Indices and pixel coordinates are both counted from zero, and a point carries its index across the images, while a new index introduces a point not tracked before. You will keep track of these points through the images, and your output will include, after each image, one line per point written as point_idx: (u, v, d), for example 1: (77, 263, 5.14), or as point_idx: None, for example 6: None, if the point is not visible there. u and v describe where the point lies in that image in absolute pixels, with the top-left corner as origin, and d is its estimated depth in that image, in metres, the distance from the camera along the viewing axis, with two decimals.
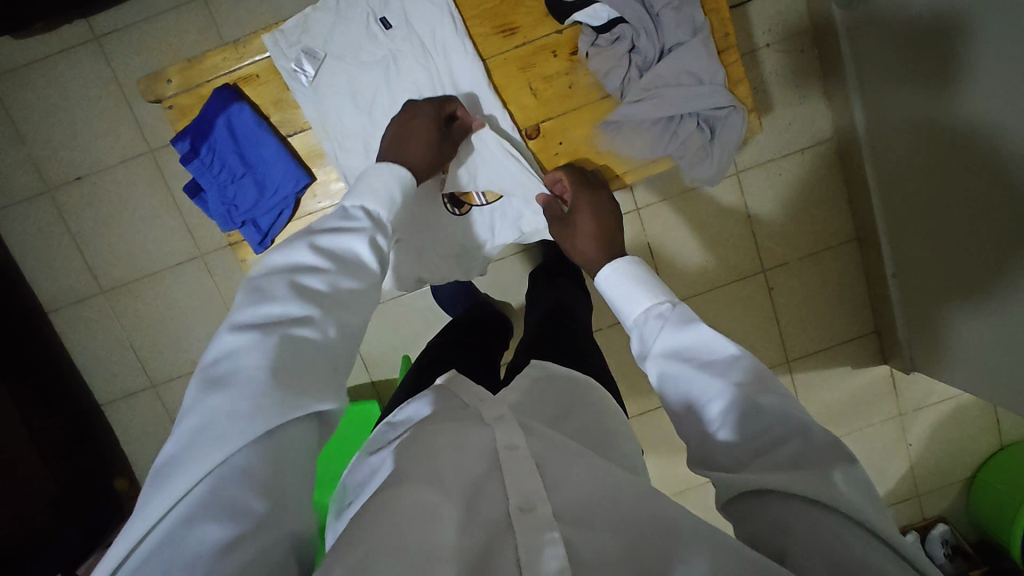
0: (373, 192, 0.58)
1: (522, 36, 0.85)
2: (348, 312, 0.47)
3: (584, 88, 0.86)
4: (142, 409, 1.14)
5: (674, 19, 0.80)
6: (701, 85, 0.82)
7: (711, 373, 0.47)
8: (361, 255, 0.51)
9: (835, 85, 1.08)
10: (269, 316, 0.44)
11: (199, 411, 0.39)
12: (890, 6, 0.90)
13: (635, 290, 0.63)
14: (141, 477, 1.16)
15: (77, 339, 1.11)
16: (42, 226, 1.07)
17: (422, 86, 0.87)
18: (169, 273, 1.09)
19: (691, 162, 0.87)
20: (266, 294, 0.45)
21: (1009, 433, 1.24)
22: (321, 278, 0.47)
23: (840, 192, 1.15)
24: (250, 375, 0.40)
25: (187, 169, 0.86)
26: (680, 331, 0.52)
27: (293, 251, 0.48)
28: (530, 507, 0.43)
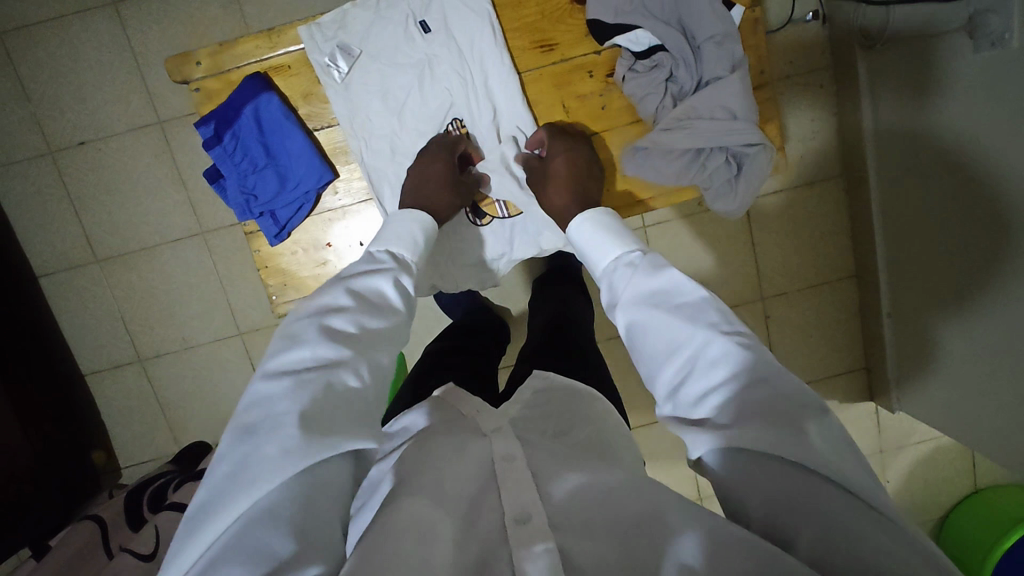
0: (398, 237, 0.63)
1: (560, 53, 0.86)
2: (378, 349, 0.50)
3: (616, 111, 0.87)
4: (127, 382, 1.12)
5: (715, 52, 0.79)
6: (735, 120, 0.80)
7: (683, 319, 0.47)
8: (387, 294, 0.54)
9: (851, 124, 1.08)
10: (302, 360, 0.46)
11: (232, 459, 0.41)
12: (915, 51, 0.91)
13: (604, 242, 0.62)
14: (120, 451, 1.14)
15: (66, 305, 1.09)
16: (41, 188, 1.05)
17: (455, 93, 0.86)
18: (167, 247, 1.07)
19: (715, 197, 0.86)
20: (297, 340, 0.47)
21: (983, 478, 1.26)
22: (348, 319, 0.50)
23: (843, 228, 1.16)
24: (283, 418, 0.42)
25: (209, 155, 0.83)
26: (653, 276, 0.52)
27: (326, 295, 0.52)
28: (526, 519, 0.42)
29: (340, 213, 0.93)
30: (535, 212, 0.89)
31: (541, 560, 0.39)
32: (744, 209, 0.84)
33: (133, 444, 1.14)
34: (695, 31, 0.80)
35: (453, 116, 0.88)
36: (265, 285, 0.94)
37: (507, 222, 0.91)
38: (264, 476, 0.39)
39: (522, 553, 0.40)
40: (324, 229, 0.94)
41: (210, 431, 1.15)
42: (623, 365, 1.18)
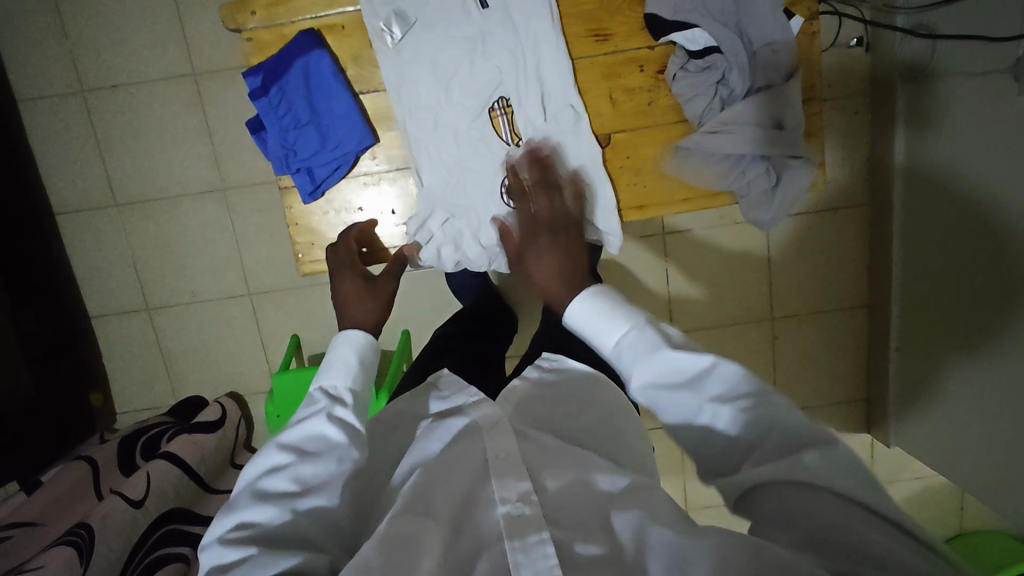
0: (334, 369, 0.61)
1: (613, 44, 0.87)
2: (316, 495, 0.49)
3: (663, 107, 0.88)
4: (133, 329, 1.12)
5: (770, 59, 0.84)
6: (781, 129, 0.85)
7: (689, 393, 0.50)
8: (325, 434, 0.52)
9: (881, 154, 1.08)
10: (240, 526, 0.46)
11: None
12: (957, 87, 0.90)
13: (598, 321, 0.59)
14: (118, 396, 1.15)
15: (79, 245, 1.09)
16: (68, 126, 1.05)
17: (505, 72, 0.87)
18: (187, 199, 1.07)
19: (751, 205, 0.90)
20: (233, 508, 0.48)
21: (968, 520, 1.27)
22: (283, 476, 0.49)
23: (860, 258, 1.16)
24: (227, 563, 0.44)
25: (254, 105, 0.85)
26: (650, 361, 0.52)
27: (263, 454, 0.51)
28: (519, 513, 0.47)
29: (375, 178, 0.94)
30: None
31: (536, 550, 0.44)
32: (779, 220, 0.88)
33: (132, 390, 1.15)
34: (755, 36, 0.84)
35: (500, 94, 0.88)
36: (292, 243, 0.94)
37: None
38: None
39: (515, 543, 0.45)
40: (357, 193, 0.95)
41: (208, 387, 1.15)
42: None
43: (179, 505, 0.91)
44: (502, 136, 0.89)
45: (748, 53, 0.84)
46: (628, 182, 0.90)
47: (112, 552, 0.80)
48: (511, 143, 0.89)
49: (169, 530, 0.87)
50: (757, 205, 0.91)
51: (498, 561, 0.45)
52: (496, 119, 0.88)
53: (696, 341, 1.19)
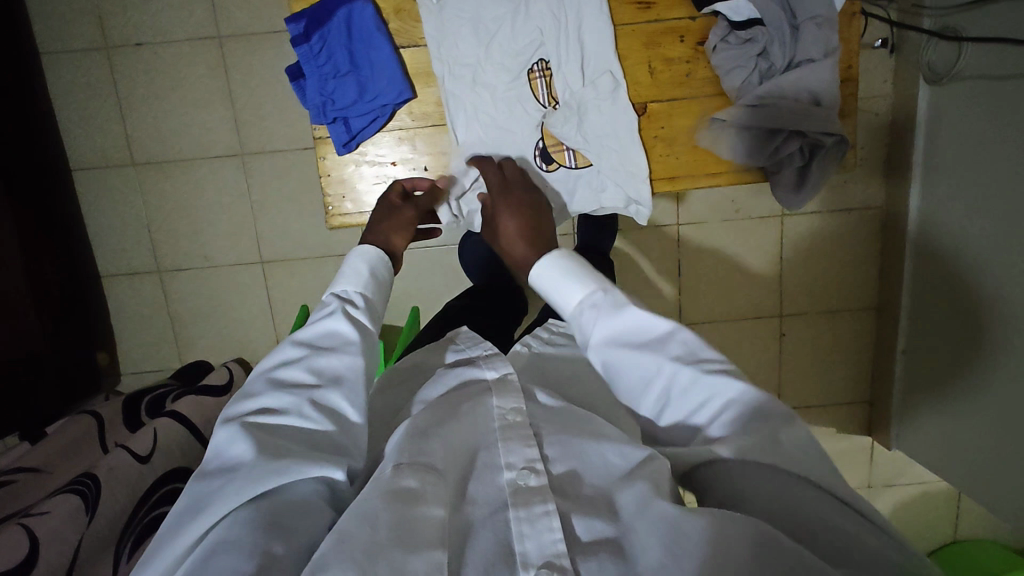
0: (347, 276, 0.62)
1: (655, 13, 0.89)
2: (330, 390, 0.49)
3: (701, 78, 0.91)
4: (144, 290, 1.12)
5: (814, 34, 0.85)
6: (816, 106, 0.87)
7: (651, 352, 0.49)
8: (339, 332, 0.54)
9: (899, 156, 1.08)
10: (257, 411, 0.48)
11: (187, 496, 0.44)
12: (980, 92, 0.90)
13: (563, 281, 0.58)
14: (125, 356, 1.15)
15: (94, 203, 1.09)
16: (90, 82, 1.04)
17: (547, 33, 0.89)
18: (205, 162, 1.07)
19: (781, 183, 0.93)
20: (251, 395, 0.49)
21: (963, 527, 1.28)
22: (300, 368, 0.51)
23: (872, 261, 1.16)
24: (241, 445, 0.45)
25: (296, 51, 0.87)
26: (616, 317, 0.52)
27: (279, 347, 0.53)
28: (527, 483, 0.46)
29: (410, 134, 0.95)
30: (604, 168, 0.93)
31: (541, 522, 0.43)
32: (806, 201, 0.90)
33: (139, 351, 1.15)
34: (799, 10, 0.85)
35: (541, 56, 0.90)
36: (323, 195, 0.95)
37: (573, 172, 0.94)
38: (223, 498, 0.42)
39: (521, 512, 0.44)
40: (393, 149, 0.95)
41: (214, 353, 1.15)
42: None
43: (182, 464, 0.89)
44: (539, 98, 0.92)
45: (790, 28, 0.86)
46: (661, 152, 0.92)
47: (116, 503, 0.79)
48: (548, 105, 0.92)
49: (169, 491, 0.85)
50: (786, 182, 0.93)
51: (500, 532, 0.43)
52: (535, 81, 0.91)
53: (704, 334, 1.20)
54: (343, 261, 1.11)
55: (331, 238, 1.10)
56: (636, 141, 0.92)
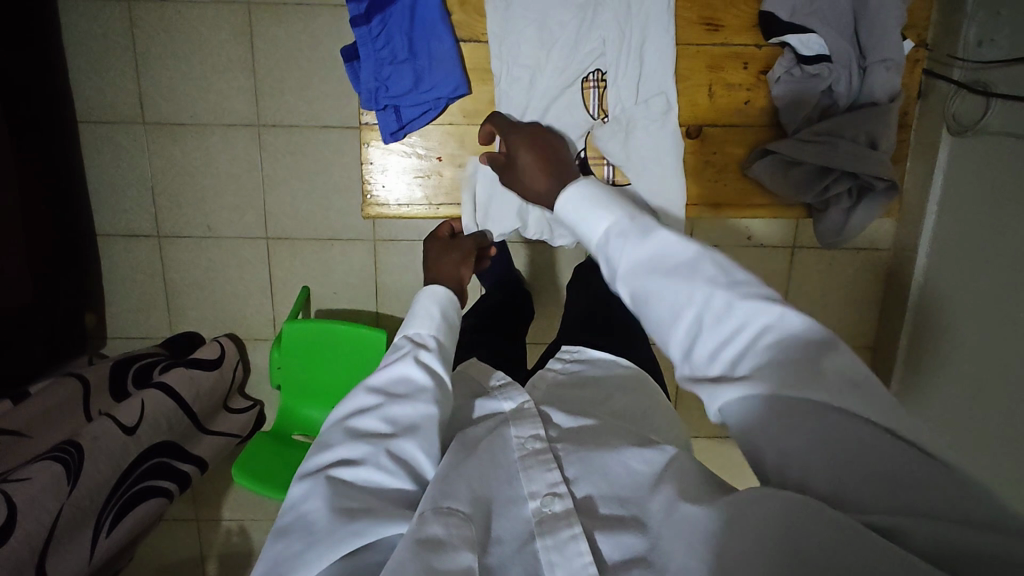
0: (417, 319, 0.60)
1: (722, 37, 0.91)
2: (405, 439, 0.49)
3: (757, 107, 0.93)
4: (141, 255, 1.08)
5: (882, 77, 0.85)
6: (872, 149, 0.87)
7: (684, 281, 0.44)
8: (411, 378, 0.53)
9: (914, 201, 1.09)
10: (332, 466, 0.48)
11: (265, 558, 0.44)
12: (1003, 149, 0.92)
13: (585, 211, 0.53)
14: (113, 320, 1.11)
15: (99, 160, 1.05)
16: (108, 34, 1.00)
17: (609, 45, 0.89)
18: (218, 130, 1.04)
19: (826, 220, 0.93)
20: (327, 446, 0.50)
21: None
22: (374, 418, 0.50)
23: (874, 302, 1.17)
24: (322, 506, 0.45)
25: (354, 31, 0.85)
26: (644, 243, 0.47)
27: (352, 393, 0.53)
28: (552, 510, 0.46)
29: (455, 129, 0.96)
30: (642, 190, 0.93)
31: (569, 547, 0.43)
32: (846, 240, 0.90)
33: (128, 317, 1.11)
34: (869, 52, 0.85)
35: (598, 66, 0.90)
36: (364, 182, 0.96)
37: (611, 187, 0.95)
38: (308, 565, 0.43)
39: (549, 540, 0.44)
40: (440, 143, 0.95)
41: (206, 325, 1.12)
42: None
43: (169, 438, 0.94)
44: (590, 108, 0.91)
45: (857, 68, 0.86)
46: (708, 177, 0.96)
47: (100, 474, 0.84)
48: (597, 117, 0.92)
49: (156, 462, 0.93)
50: (832, 219, 0.93)
51: (530, 565, 0.44)
52: (588, 90, 0.91)
53: None
54: (351, 246, 1.09)
55: (341, 221, 1.08)
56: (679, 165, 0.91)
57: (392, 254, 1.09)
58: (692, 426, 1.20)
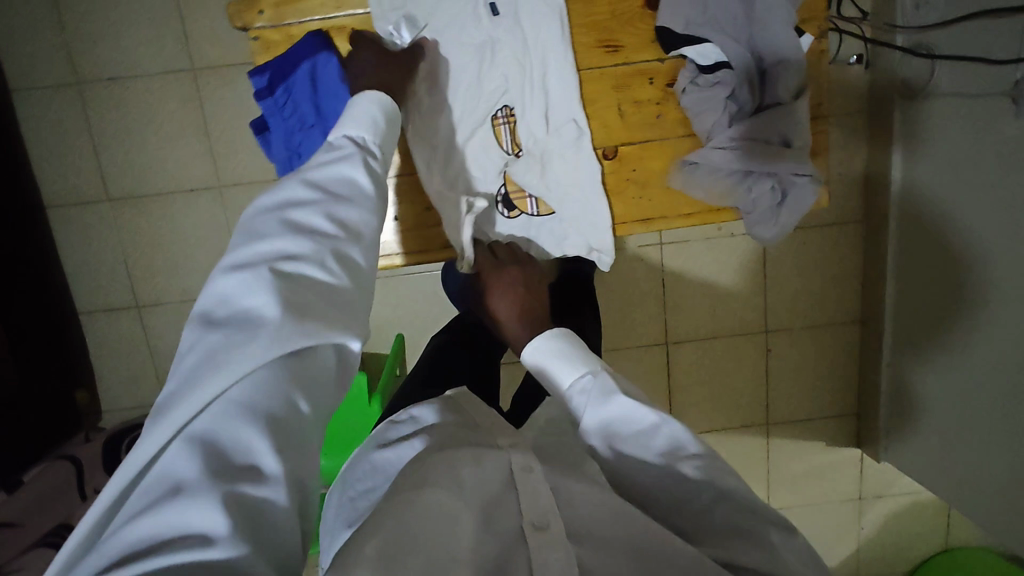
0: (355, 121, 0.59)
1: (624, 56, 0.89)
2: (350, 240, 0.47)
3: (671, 120, 0.91)
4: (123, 327, 1.10)
5: (783, 77, 0.85)
6: (787, 147, 0.87)
7: (639, 450, 0.46)
8: (352, 183, 0.51)
9: (877, 170, 1.09)
10: (270, 252, 0.44)
11: (199, 350, 0.39)
12: (954, 109, 0.91)
13: (555, 365, 0.58)
14: (104, 393, 1.13)
15: (70, 241, 1.07)
16: (62, 119, 1.03)
17: (512, 80, 0.89)
18: (181, 196, 1.06)
19: (756, 218, 0.92)
20: (260, 235, 0.45)
21: (955, 536, 1.29)
22: (315, 213, 0.47)
23: (854, 274, 1.17)
24: (252, 301, 0.40)
25: (258, 105, 0.86)
26: (604, 407, 0.49)
27: (285, 188, 0.48)
28: (544, 527, 0.43)
29: None
30: (566, 216, 0.94)
31: None
32: (780, 236, 0.91)
33: (120, 388, 1.13)
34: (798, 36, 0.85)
35: (505, 102, 0.90)
36: None
37: (535, 219, 0.95)
38: (241, 364, 0.37)
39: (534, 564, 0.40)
40: None
41: None
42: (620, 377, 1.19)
43: None
44: (502, 144, 0.92)
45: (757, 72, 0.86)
46: (633, 195, 0.93)
47: None
48: (512, 152, 0.92)
49: None
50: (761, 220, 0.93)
51: None
52: (498, 127, 0.91)
53: (691, 353, 1.19)
54: None
55: None
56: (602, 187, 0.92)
57: None
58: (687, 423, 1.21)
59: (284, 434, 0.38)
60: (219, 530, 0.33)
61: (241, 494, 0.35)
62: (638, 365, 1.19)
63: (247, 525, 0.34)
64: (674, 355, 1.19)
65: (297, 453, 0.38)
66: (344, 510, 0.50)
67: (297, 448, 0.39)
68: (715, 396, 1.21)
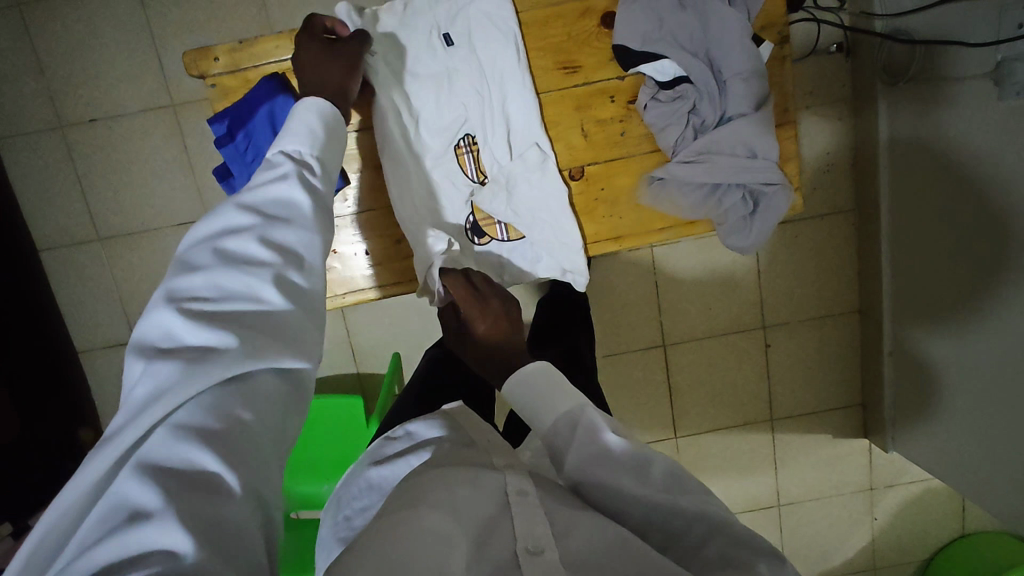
0: (294, 135, 0.56)
1: (582, 76, 0.88)
2: (294, 264, 0.45)
3: (635, 137, 0.90)
4: (122, 363, 1.11)
5: (740, 89, 0.83)
6: (754, 158, 0.85)
7: (628, 476, 0.45)
8: (291, 201, 0.48)
9: (866, 159, 1.08)
10: (209, 281, 0.41)
11: (145, 384, 0.37)
12: (938, 94, 0.90)
13: (541, 401, 0.54)
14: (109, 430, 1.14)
15: (65, 282, 1.08)
16: (48, 162, 1.04)
17: (471, 108, 0.89)
18: (171, 230, 1.07)
19: (730, 230, 0.91)
20: (195, 267, 0.42)
21: (971, 522, 1.27)
22: (251, 237, 0.44)
23: (851, 264, 1.15)
24: (191, 333, 0.39)
25: (220, 152, 0.85)
26: (597, 439, 0.47)
27: (218, 214, 0.46)
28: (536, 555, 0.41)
29: (348, 220, 0.94)
30: (537, 240, 0.93)
31: None
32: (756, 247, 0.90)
33: None
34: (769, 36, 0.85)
35: (467, 131, 0.90)
36: None
37: (506, 244, 0.93)
38: (182, 391, 0.36)
39: None
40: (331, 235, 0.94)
41: None
42: (620, 381, 1.18)
43: None
44: (467, 173, 0.91)
45: (716, 85, 0.85)
46: (603, 214, 0.92)
47: None
48: (477, 179, 0.92)
49: None
50: (736, 231, 0.92)
51: None
52: (462, 156, 0.90)
53: (690, 353, 1.18)
54: None
55: None
56: (570, 207, 0.91)
57: (361, 314, 1.11)
58: (690, 423, 1.21)
59: (239, 451, 0.36)
60: (179, 543, 0.30)
61: (199, 508, 0.32)
62: (637, 369, 1.18)
63: (211, 538, 0.32)
64: (673, 357, 1.18)
65: (256, 470, 0.36)
66: (337, 528, 0.48)
67: (256, 467, 0.36)
68: (717, 395, 1.20)
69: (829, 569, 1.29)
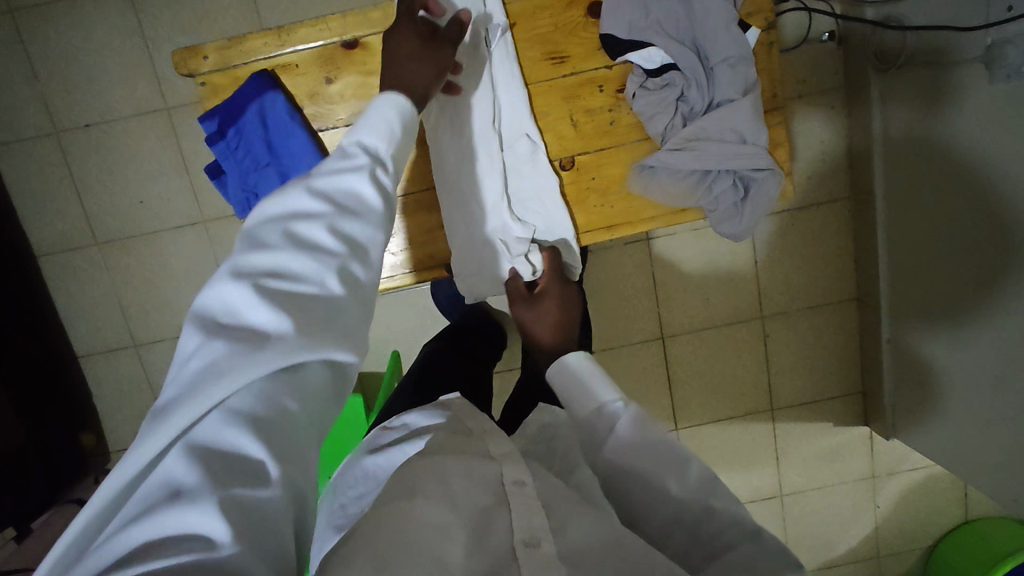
0: (370, 128, 0.53)
1: (571, 66, 0.89)
2: (357, 258, 0.42)
3: (625, 125, 0.90)
4: (122, 367, 1.12)
5: (727, 75, 0.84)
6: (744, 144, 0.85)
7: (667, 469, 0.45)
8: (361, 194, 0.45)
9: (860, 146, 1.08)
10: (271, 266, 0.39)
11: (203, 357, 0.35)
12: (930, 78, 0.90)
13: (587, 389, 0.57)
14: (110, 434, 1.14)
15: (63, 287, 1.08)
16: (44, 167, 1.04)
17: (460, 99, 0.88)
18: (167, 233, 1.07)
19: (721, 217, 0.91)
20: (260, 245, 0.40)
21: (974, 509, 1.27)
22: (320, 225, 0.42)
23: (848, 252, 1.15)
24: (255, 313, 0.37)
25: (211, 150, 0.86)
26: (644, 429, 0.48)
27: (286, 196, 0.43)
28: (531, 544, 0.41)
29: None
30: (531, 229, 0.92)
31: None
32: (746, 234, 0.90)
33: (125, 428, 1.14)
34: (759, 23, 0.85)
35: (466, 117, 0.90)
36: None
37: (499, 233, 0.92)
38: (242, 372, 0.34)
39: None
40: None
41: None
42: (620, 374, 1.18)
43: None
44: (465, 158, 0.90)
45: (703, 71, 0.85)
46: (594, 204, 0.92)
47: None
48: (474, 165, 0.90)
49: None
50: (727, 218, 0.92)
51: None
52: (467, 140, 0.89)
53: (689, 344, 1.19)
54: None
55: None
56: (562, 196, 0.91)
57: None
58: (690, 415, 1.21)
59: (283, 441, 0.34)
60: (216, 531, 0.29)
61: (243, 497, 0.31)
62: (637, 361, 1.18)
63: (252, 531, 0.30)
64: (673, 348, 1.18)
65: (299, 460, 0.34)
66: (332, 518, 0.47)
67: (299, 456, 0.34)
68: (717, 385, 1.20)
69: (833, 559, 1.29)
